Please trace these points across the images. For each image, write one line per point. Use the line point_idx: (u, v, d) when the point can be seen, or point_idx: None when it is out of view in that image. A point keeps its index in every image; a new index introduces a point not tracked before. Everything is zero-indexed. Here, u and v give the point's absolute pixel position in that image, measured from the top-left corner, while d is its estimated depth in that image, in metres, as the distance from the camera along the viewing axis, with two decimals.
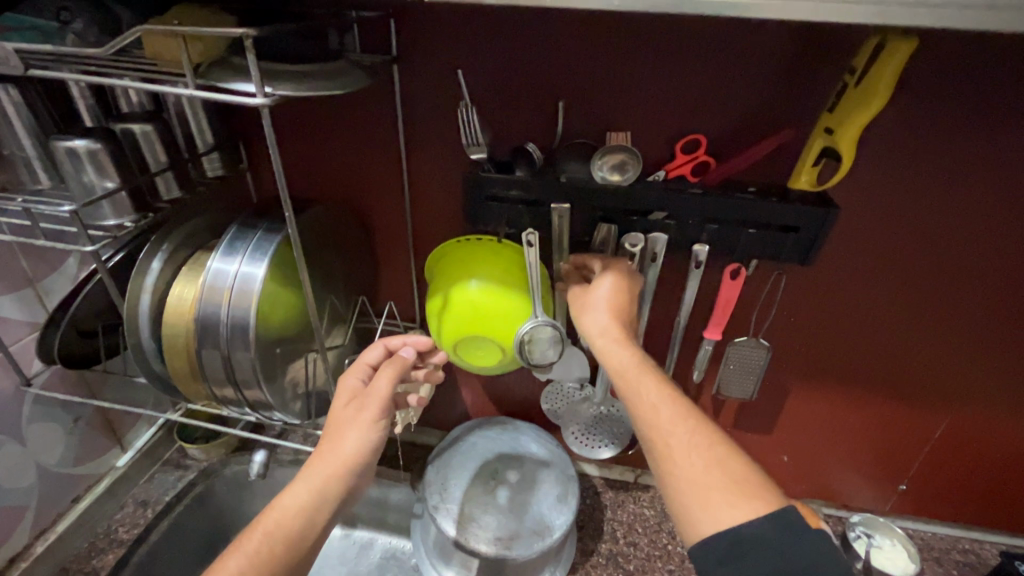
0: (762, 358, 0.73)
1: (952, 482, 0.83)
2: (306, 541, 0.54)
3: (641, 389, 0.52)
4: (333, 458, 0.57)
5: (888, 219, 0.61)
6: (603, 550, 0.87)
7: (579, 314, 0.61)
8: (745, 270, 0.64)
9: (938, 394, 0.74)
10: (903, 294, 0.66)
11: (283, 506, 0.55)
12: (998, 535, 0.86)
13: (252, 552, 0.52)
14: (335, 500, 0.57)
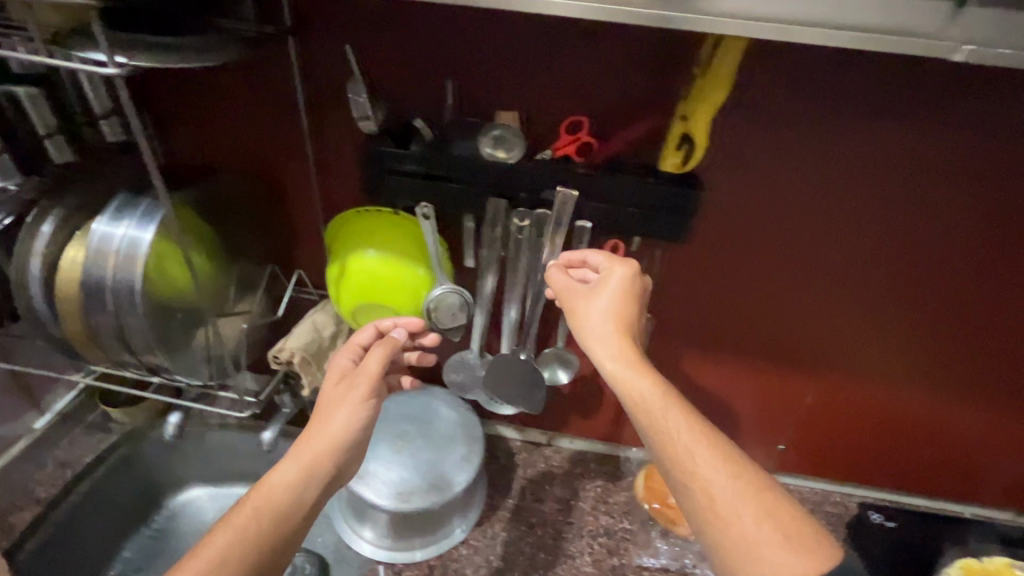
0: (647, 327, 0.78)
1: (827, 443, 0.91)
2: (294, 516, 0.57)
3: (650, 404, 0.54)
4: (321, 438, 0.61)
5: (749, 201, 0.68)
6: (510, 505, 0.93)
7: (572, 311, 0.61)
8: (623, 247, 0.69)
9: (810, 365, 0.81)
10: (767, 268, 0.72)
11: (272, 481, 0.58)
12: (865, 491, 0.95)
13: (240, 527, 0.54)
14: (321, 479, 0.60)
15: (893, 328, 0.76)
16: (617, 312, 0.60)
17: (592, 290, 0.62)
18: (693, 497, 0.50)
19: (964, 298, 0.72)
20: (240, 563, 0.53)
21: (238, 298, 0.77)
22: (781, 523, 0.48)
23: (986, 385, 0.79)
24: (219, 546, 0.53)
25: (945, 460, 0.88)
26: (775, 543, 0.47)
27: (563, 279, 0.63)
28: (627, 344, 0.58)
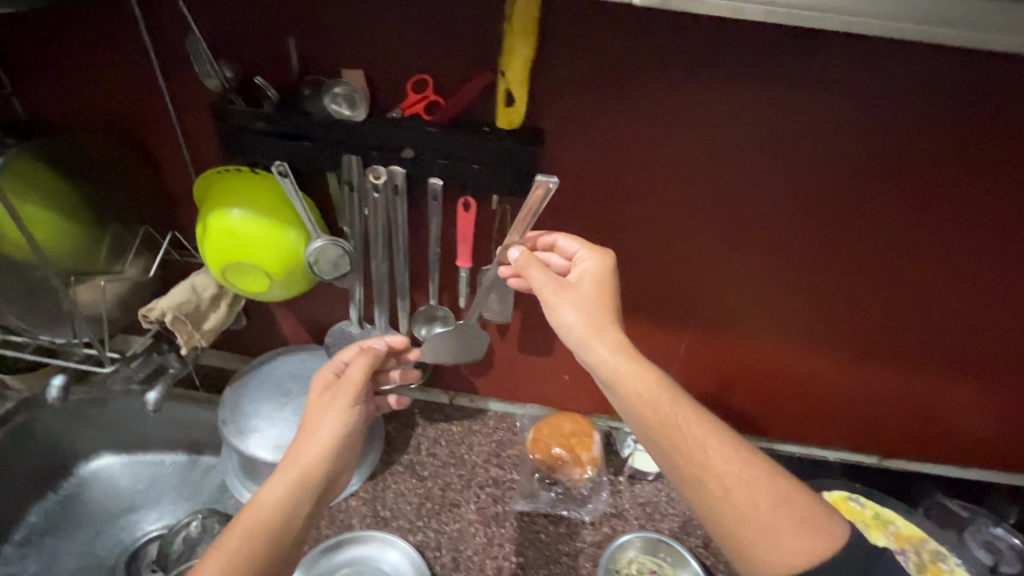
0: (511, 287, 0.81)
1: (703, 393, 0.97)
2: (292, 526, 0.61)
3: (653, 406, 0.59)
4: (309, 449, 0.65)
5: (597, 160, 0.72)
6: (404, 460, 0.98)
7: (555, 305, 0.64)
8: (474, 202, 0.72)
9: (676, 317, 0.87)
10: (619, 222, 0.77)
11: (263, 500, 0.61)
12: (743, 438, 1.02)
13: (234, 548, 0.57)
14: (314, 486, 0.64)
15: (744, 281, 0.82)
16: (598, 305, 0.65)
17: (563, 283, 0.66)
18: (715, 500, 0.55)
19: (802, 250, 0.78)
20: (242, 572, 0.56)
21: (133, 259, 0.82)
22: (796, 507, 0.55)
23: (833, 331, 0.86)
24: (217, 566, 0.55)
25: (810, 406, 0.95)
26: (793, 532, 0.54)
27: (540, 274, 0.66)
28: (619, 334, 0.63)
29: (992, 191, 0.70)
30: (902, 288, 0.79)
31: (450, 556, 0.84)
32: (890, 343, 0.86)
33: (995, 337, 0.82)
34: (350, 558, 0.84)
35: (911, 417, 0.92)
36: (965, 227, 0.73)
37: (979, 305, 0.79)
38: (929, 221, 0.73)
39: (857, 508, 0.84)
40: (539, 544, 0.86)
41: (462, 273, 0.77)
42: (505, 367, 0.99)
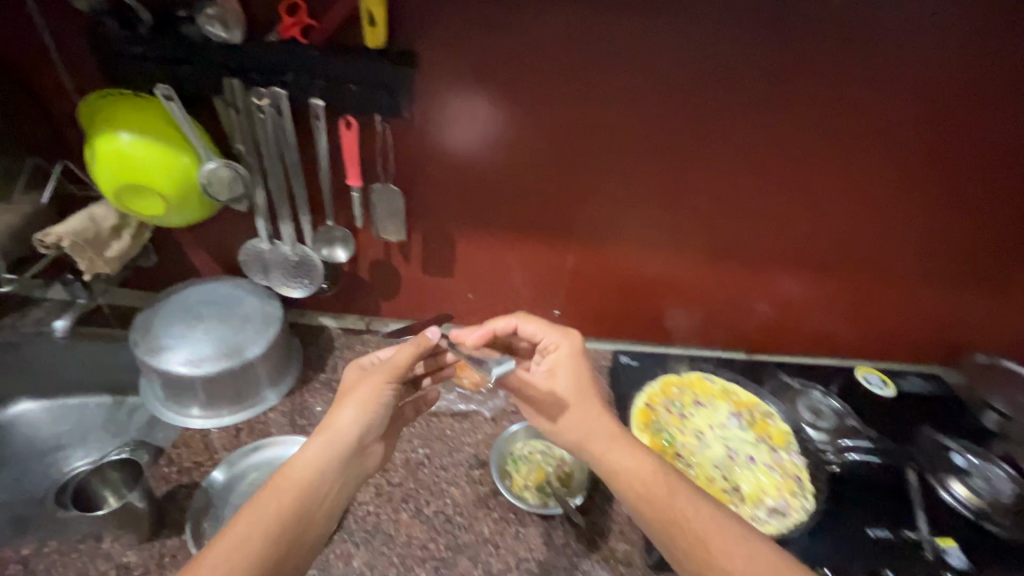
0: (400, 201, 0.91)
1: (591, 305, 1.11)
2: (318, 495, 0.65)
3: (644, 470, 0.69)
4: (340, 422, 0.69)
5: (467, 83, 0.82)
6: (322, 378, 1.06)
7: (535, 402, 0.79)
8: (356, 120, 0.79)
9: (557, 230, 0.99)
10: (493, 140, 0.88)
11: (297, 463, 0.66)
12: (630, 344, 1.16)
13: (265, 504, 0.61)
14: (345, 452, 0.68)
15: (608, 192, 0.95)
16: (585, 404, 0.75)
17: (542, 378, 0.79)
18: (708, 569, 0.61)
19: (649, 162, 0.92)
20: (262, 537, 0.59)
21: (24, 192, 0.84)
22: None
23: (688, 237, 1.01)
24: (240, 525, 0.59)
25: (681, 309, 1.11)
26: None
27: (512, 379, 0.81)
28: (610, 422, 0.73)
29: (786, 102, 0.85)
30: (734, 192, 0.95)
31: None
32: (734, 244, 1.02)
33: (813, 231, 1.00)
34: (256, 459, 0.89)
35: (759, 312, 1.12)
36: (772, 134, 0.89)
37: (794, 203, 0.97)
38: (744, 130, 0.88)
39: (709, 386, 0.94)
40: (445, 438, 0.97)
41: (353, 194, 0.85)
42: (412, 289, 1.07)
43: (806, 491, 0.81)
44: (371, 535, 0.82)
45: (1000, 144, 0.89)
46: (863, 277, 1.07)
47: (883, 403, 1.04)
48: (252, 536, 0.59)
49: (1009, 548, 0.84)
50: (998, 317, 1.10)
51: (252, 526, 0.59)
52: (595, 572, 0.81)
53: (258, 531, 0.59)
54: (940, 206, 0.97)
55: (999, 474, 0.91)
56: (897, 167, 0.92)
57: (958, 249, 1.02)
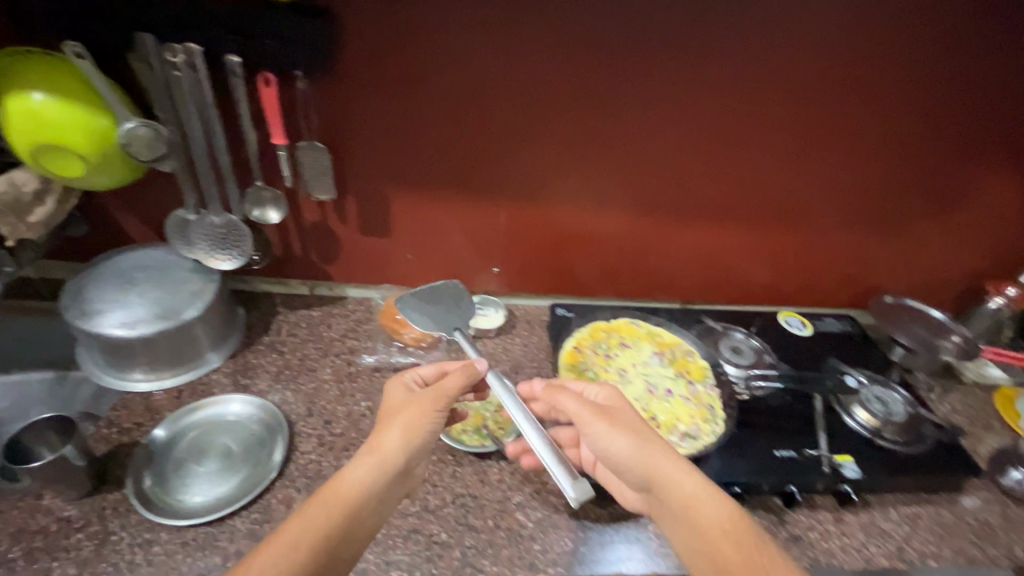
0: (326, 159, 0.93)
1: (528, 261, 1.15)
2: (365, 508, 0.68)
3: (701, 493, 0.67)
4: (388, 440, 0.72)
5: (386, 39, 0.84)
6: (266, 340, 1.08)
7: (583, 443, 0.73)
8: (274, 76, 0.80)
9: (490, 188, 1.03)
10: (417, 97, 0.90)
11: (346, 477, 0.69)
12: (570, 299, 1.22)
13: (313, 514, 0.65)
14: (393, 472, 0.71)
15: (535, 149, 0.99)
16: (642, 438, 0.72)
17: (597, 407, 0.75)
18: None
19: (572, 117, 0.96)
20: (310, 543, 0.62)
21: None
22: None
23: (616, 191, 1.06)
24: (291, 526, 0.63)
25: (614, 262, 1.17)
26: None
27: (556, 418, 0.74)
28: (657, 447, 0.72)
29: (693, 54, 0.90)
30: (654, 145, 1.01)
31: (305, 406, 0.96)
32: (658, 196, 1.08)
33: (730, 181, 1.07)
34: (199, 417, 0.91)
35: (690, 264, 1.19)
36: (684, 86, 0.94)
37: (711, 154, 1.03)
38: (657, 83, 0.93)
39: (636, 329, 1.01)
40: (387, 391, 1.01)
41: (280, 151, 0.85)
42: (351, 250, 1.09)
43: (718, 417, 0.87)
44: (312, 480, 0.85)
45: (889, 94, 0.98)
46: (780, 225, 1.14)
47: (797, 342, 1.13)
48: (297, 545, 0.62)
49: (899, 457, 0.95)
50: (895, 258, 1.21)
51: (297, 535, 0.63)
52: (527, 502, 0.87)
53: (304, 540, 0.62)
54: (842, 154, 1.05)
55: (895, 399, 1.02)
56: (800, 117, 1.00)
57: (861, 195, 1.11)
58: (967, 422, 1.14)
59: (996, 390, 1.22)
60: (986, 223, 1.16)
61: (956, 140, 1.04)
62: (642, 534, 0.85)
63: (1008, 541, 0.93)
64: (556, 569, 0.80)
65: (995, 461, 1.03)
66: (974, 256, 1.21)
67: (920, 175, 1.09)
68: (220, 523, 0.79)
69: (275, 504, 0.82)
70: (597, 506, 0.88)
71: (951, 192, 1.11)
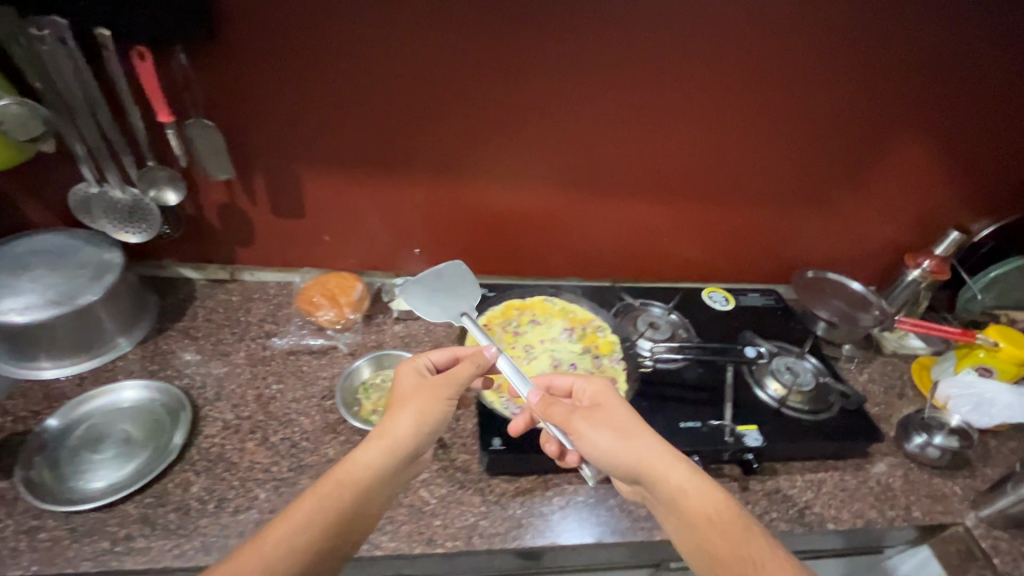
0: (217, 138, 0.90)
1: (450, 242, 1.15)
2: (376, 492, 0.69)
3: (691, 487, 0.70)
4: (399, 424, 0.72)
5: (274, 12, 0.81)
6: (179, 326, 1.06)
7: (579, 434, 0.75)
8: (147, 51, 0.77)
9: (402, 167, 1.02)
10: (314, 73, 0.88)
11: (355, 460, 0.69)
12: (496, 279, 1.23)
13: (324, 495, 0.66)
14: (402, 458, 0.72)
15: (444, 126, 0.98)
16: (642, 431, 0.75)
17: (586, 411, 0.77)
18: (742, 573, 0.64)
19: (477, 94, 0.95)
20: (320, 524, 0.63)
21: None
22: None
23: (531, 168, 1.06)
24: (305, 507, 0.64)
25: (537, 241, 1.17)
26: None
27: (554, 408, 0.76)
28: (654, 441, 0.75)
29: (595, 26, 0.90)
30: (566, 121, 1.00)
31: (214, 390, 0.95)
32: (575, 174, 1.08)
33: (646, 157, 1.07)
34: (97, 406, 0.90)
35: (614, 241, 1.20)
36: (586, 61, 0.93)
37: (623, 130, 1.03)
38: (559, 58, 0.93)
39: (550, 306, 1.02)
40: (301, 373, 1.00)
41: (171, 131, 0.83)
42: (266, 233, 1.08)
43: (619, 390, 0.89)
44: (213, 463, 0.85)
45: (794, 67, 0.98)
46: (700, 201, 1.15)
47: (716, 317, 1.14)
48: (307, 524, 0.63)
49: (801, 424, 0.96)
50: (816, 232, 1.23)
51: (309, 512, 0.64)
52: (433, 479, 0.87)
53: (315, 518, 0.64)
54: (753, 129, 1.05)
55: (803, 368, 1.04)
56: (707, 92, 1.00)
57: (778, 170, 1.12)
58: (882, 391, 1.16)
59: (913, 360, 1.25)
60: (901, 196, 1.18)
61: (864, 114, 1.05)
62: (545, 507, 0.86)
63: (907, 503, 0.96)
64: (454, 543, 0.80)
65: (901, 427, 1.06)
66: (891, 229, 1.24)
67: (833, 149, 1.10)
68: (112, 507, 0.78)
69: (171, 488, 0.81)
70: (503, 481, 0.89)
71: (864, 166, 1.13)
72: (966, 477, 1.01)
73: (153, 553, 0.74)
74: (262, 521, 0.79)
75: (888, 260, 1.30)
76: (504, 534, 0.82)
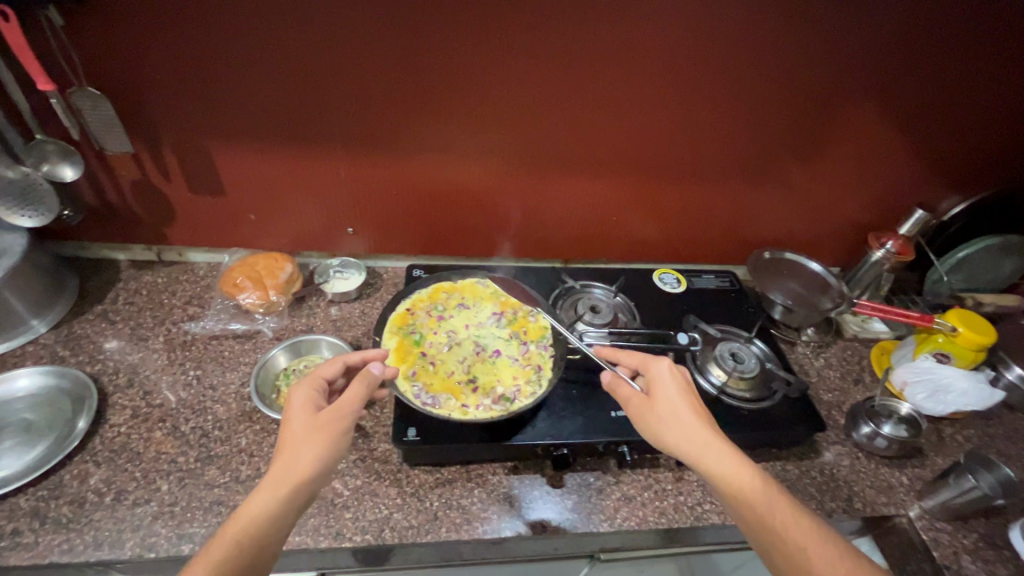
0: (107, 108, 0.84)
1: (386, 220, 1.10)
2: (273, 542, 0.62)
3: (729, 477, 0.66)
4: (291, 467, 0.64)
5: None
6: (97, 309, 1.01)
7: (641, 419, 0.73)
8: (9, 11, 0.70)
9: (325, 140, 0.95)
10: (212, 36, 0.81)
11: (245, 516, 0.62)
12: (438, 259, 1.18)
13: (219, 557, 0.59)
14: (298, 501, 0.64)
15: (365, 96, 0.90)
16: (701, 418, 0.71)
17: (645, 397, 0.74)
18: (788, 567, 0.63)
19: (396, 62, 0.87)
20: None
21: None
22: None
23: (464, 142, 0.99)
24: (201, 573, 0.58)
25: (478, 218, 1.12)
26: None
27: (621, 391, 0.76)
28: (711, 427, 0.70)
29: None
30: (499, 91, 0.93)
31: (126, 377, 0.91)
32: (514, 148, 1.01)
33: (589, 130, 1.00)
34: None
35: (561, 219, 1.14)
36: (512, 25, 0.85)
37: (561, 101, 0.95)
38: (482, 21, 0.84)
39: (481, 289, 0.98)
40: (221, 359, 0.96)
41: (53, 101, 0.79)
42: (186, 211, 1.02)
43: (542, 378, 0.84)
44: (116, 453, 0.81)
45: (746, 32, 0.89)
46: (648, 177, 1.09)
47: (664, 300, 1.10)
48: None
49: (741, 413, 0.92)
50: (773, 210, 1.17)
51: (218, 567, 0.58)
52: (348, 470, 0.84)
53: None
54: (703, 102, 0.98)
55: (748, 354, 0.99)
56: (650, 60, 0.91)
57: (733, 144, 1.05)
58: (837, 377, 1.12)
59: (873, 345, 1.20)
60: (867, 171, 1.11)
61: (824, 85, 0.97)
62: (464, 498, 0.83)
63: (850, 494, 0.92)
64: (363, 537, 0.77)
65: (850, 416, 1.01)
66: (854, 207, 1.18)
67: (790, 123, 1.02)
68: (3, 500, 0.74)
69: (67, 479, 0.77)
70: (423, 472, 0.85)
71: (824, 141, 1.06)
72: (915, 467, 0.98)
73: (40, 548, 0.71)
74: (161, 515, 0.75)
75: (852, 239, 1.24)
76: (417, 528, 0.79)
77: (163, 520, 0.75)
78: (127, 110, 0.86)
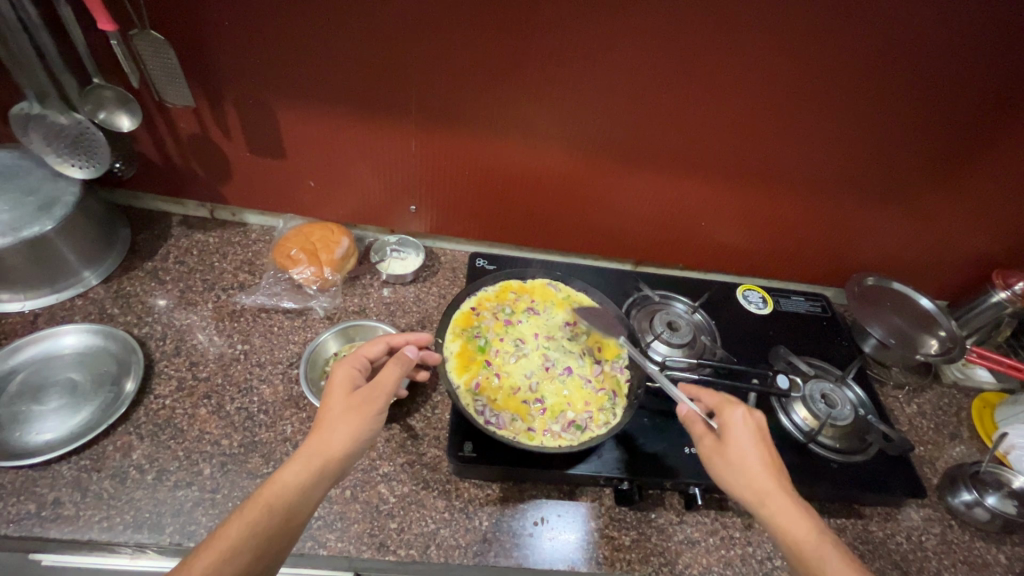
0: (168, 55, 0.75)
1: (452, 201, 1.01)
2: (302, 513, 0.57)
3: (788, 529, 0.58)
4: (331, 438, 0.60)
5: None
6: (147, 267, 0.96)
7: (712, 460, 0.65)
8: None
9: (400, 112, 0.86)
10: None
11: (283, 480, 0.57)
12: (502, 246, 1.10)
13: (254, 519, 0.54)
14: (332, 474, 0.59)
15: (452, 67, 0.80)
16: (770, 468, 0.62)
17: (715, 440, 0.66)
18: None
19: (491, 32, 0.76)
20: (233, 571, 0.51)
21: None
22: None
23: (553, 125, 0.88)
24: (226, 541, 0.52)
25: (553, 208, 1.02)
26: None
27: (697, 429, 0.68)
28: (778, 478, 0.62)
29: None
30: (604, 74, 0.80)
31: (173, 344, 0.87)
32: (606, 138, 0.90)
33: (696, 126, 0.87)
34: (42, 352, 0.81)
35: (644, 219, 1.03)
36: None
37: (673, 91, 0.82)
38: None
39: (552, 292, 0.91)
40: (270, 335, 0.91)
41: (113, 42, 0.71)
42: (245, 172, 0.95)
43: (617, 405, 0.78)
44: (159, 428, 0.77)
45: (917, 29, 0.73)
46: (752, 184, 0.96)
47: (747, 322, 0.99)
48: (241, 550, 0.52)
49: (828, 465, 0.83)
50: (886, 232, 1.03)
51: (236, 542, 0.52)
52: (395, 474, 0.79)
53: (244, 544, 0.53)
54: (840, 107, 0.83)
55: (843, 396, 0.88)
56: (789, 55, 0.77)
57: (863, 156, 0.90)
58: (931, 428, 1.00)
59: (975, 396, 1.06)
60: (1012, 204, 0.95)
61: (995, 102, 0.81)
62: (517, 522, 0.76)
63: (939, 569, 0.82)
64: (407, 551, 0.72)
65: (948, 478, 0.90)
66: (983, 241, 1.02)
67: (938, 141, 0.87)
68: (44, 467, 0.72)
69: (109, 451, 0.74)
70: (473, 486, 0.79)
71: (971, 164, 0.90)
72: (1014, 545, 0.87)
73: (80, 522, 0.68)
74: (202, 501, 0.72)
75: (970, 275, 1.09)
76: (464, 548, 0.73)
77: (204, 508, 0.71)
78: (192, 62, 0.78)
